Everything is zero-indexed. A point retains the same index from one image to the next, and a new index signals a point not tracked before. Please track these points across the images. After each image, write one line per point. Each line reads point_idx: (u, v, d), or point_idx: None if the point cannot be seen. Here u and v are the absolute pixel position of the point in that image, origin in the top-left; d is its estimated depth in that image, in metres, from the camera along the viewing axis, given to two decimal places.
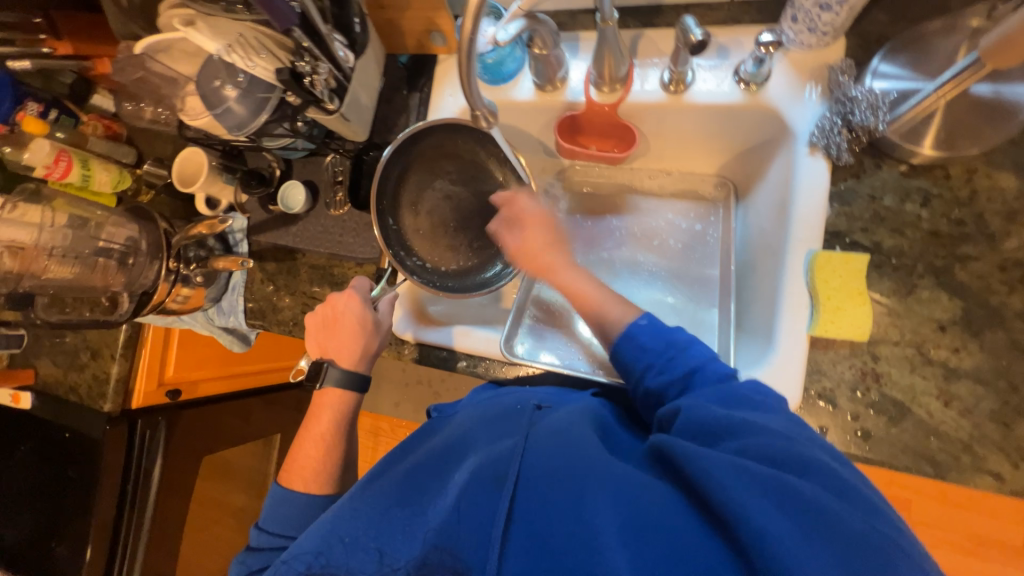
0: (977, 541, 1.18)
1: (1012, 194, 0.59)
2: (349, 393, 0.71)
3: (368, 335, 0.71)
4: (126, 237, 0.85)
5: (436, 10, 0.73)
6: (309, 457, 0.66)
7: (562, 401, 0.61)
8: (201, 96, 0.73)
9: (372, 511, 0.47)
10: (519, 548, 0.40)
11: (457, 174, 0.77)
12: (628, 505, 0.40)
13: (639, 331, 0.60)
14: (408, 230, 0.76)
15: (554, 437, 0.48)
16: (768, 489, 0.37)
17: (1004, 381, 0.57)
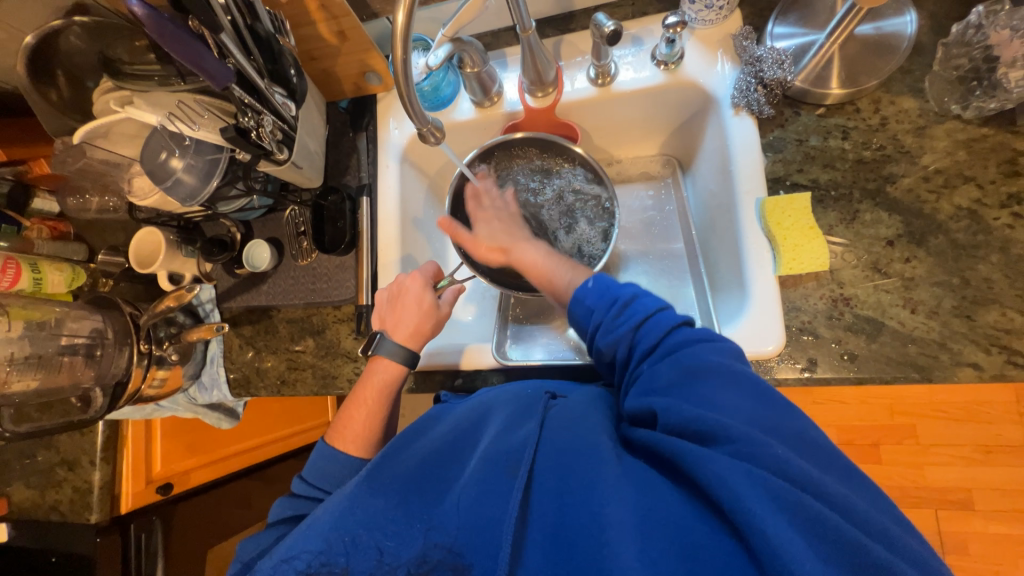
0: (984, 449, 1.22)
1: (916, 112, 0.65)
2: (399, 368, 0.68)
3: (434, 316, 0.71)
4: (91, 329, 0.82)
5: (368, 52, 0.76)
6: (356, 421, 0.65)
7: (578, 390, 0.60)
8: (149, 172, 0.73)
9: (378, 490, 0.46)
10: (538, 551, 0.40)
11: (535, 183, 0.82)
12: (641, 508, 0.40)
13: (586, 293, 0.58)
14: None
15: (565, 431, 0.49)
16: (784, 504, 0.36)
17: (957, 278, 0.61)
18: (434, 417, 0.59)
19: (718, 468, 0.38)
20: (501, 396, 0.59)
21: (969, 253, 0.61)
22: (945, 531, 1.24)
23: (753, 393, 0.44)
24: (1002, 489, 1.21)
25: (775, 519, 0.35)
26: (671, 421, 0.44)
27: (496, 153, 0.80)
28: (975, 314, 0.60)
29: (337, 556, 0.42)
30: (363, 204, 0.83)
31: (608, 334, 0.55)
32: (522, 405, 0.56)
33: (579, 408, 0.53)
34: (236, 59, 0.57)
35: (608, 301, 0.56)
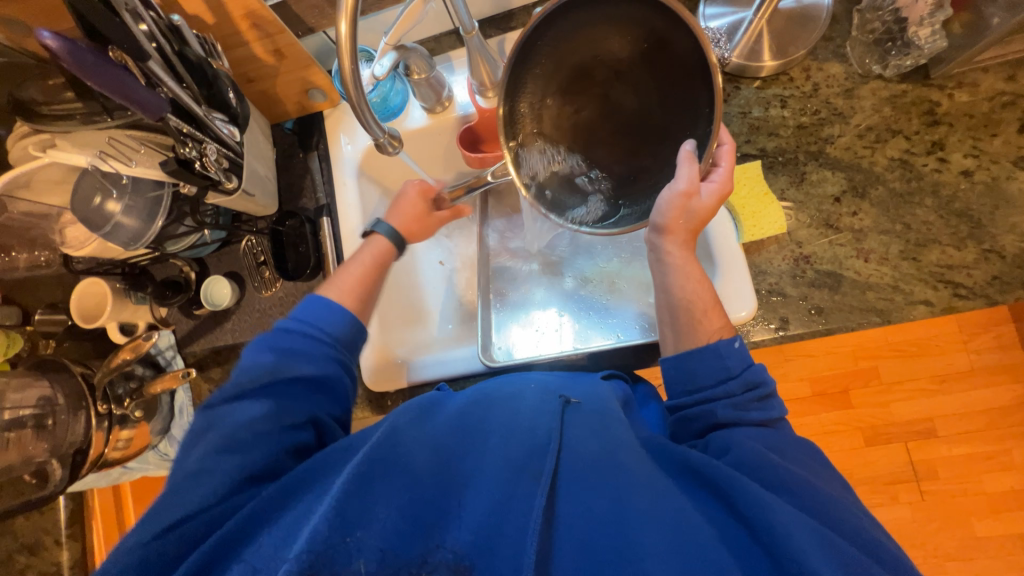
0: (940, 380, 1.30)
1: (843, 76, 0.69)
2: (393, 249, 0.73)
3: (425, 223, 0.77)
4: (37, 397, 0.74)
5: (307, 68, 0.74)
6: (351, 276, 0.68)
7: (583, 387, 0.62)
8: (82, 220, 0.69)
9: (385, 494, 0.45)
10: (565, 554, 0.43)
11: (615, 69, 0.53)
12: (676, 527, 0.43)
13: (728, 352, 0.56)
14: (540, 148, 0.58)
15: (589, 441, 0.51)
16: (838, 553, 0.41)
17: (900, 224, 0.65)
18: (432, 403, 0.57)
19: (773, 507, 0.43)
20: (507, 392, 0.61)
21: (908, 200, 0.66)
22: (916, 459, 1.36)
23: (808, 454, 0.52)
24: (961, 414, 1.31)
25: (817, 550, 0.41)
26: (745, 456, 0.49)
27: (564, 27, 0.52)
28: (920, 255, 0.64)
29: (338, 556, 0.40)
30: (324, 225, 0.81)
31: (730, 406, 0.54)
32: (535, 407, 0.57)
33: (595, 415, 0.56)
34: (168, 85, 0.54)
35: (752, 378, 0.55)
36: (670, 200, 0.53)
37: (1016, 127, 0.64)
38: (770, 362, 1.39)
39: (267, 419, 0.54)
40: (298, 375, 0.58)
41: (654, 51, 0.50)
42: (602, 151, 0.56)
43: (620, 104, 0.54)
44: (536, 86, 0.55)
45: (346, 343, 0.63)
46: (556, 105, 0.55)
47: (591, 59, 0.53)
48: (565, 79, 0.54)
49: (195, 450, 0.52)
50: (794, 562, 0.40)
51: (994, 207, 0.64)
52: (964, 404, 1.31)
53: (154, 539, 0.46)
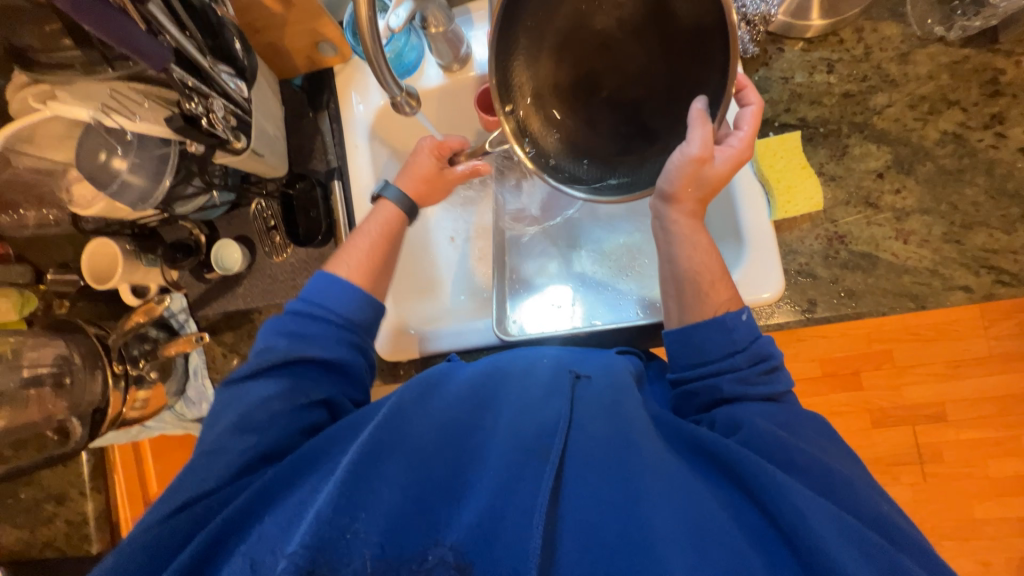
0: (955, 364, 1.27)
1: (900, 38, 0.63)
2: (403, 214, 0.69)
3: (436, 186, 0.73)
4: (54, 356, 0.75)
5: (318, 18, 0.69)
6: (361, 245, 0.66)
7: (596, 361, 0.61)
8: (87, 177, 0.66)
9: (389, 477, 0.45)
10: (571, 540, 0.43)
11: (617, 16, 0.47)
12: (687, 513, 0.43)
13: (736, 324, 0.54)
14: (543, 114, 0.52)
15: (597, 422, 0.50)
16: (856, 541, 0.40)
17: (946, 205, 0.61)
18: (439, 381, 0.57)
19: (789, 496, 0.42)
20: (516, 368, 0.60)
21: (957, 178, 0.61)
22: (922, 442, 1.35)
23: (827, 439, 0.51)
24: (974, 400, 1.30)
25: (838, 541, 0.39)
26: (758, 437, 0.48)
27: None
28: (964, 238, 0.61)
29: (341, 546, 0.41)
30: (335, 188, 0.78)
31: (735, 380, 0.53)
32: (545, 386, 0.56)
33: (608, 394, 0.54)
34: (169, 33, 0.50)
35: (757, 352, 0.54)
36: (681, 165, 0.50)
37: None
38: (783, 342, 1.37)
39: (281, 398, 0.54)
40: (313, 358, 0.57)
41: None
42: (608, 110, 0.51)
43: (627, 58, 0.48)
44: (530, 41, 0.49)
45: (361, 325, 0.62)
46: (553, 63, 0.50)
47: (588, 5, 0.47)
48: (563, 31, 0.48)
49: (216, 428, 0.54)
50: (818, 555, 0.39)
51: None
52: (979, 390, 1.29)
53: (170, 516, 0.47)
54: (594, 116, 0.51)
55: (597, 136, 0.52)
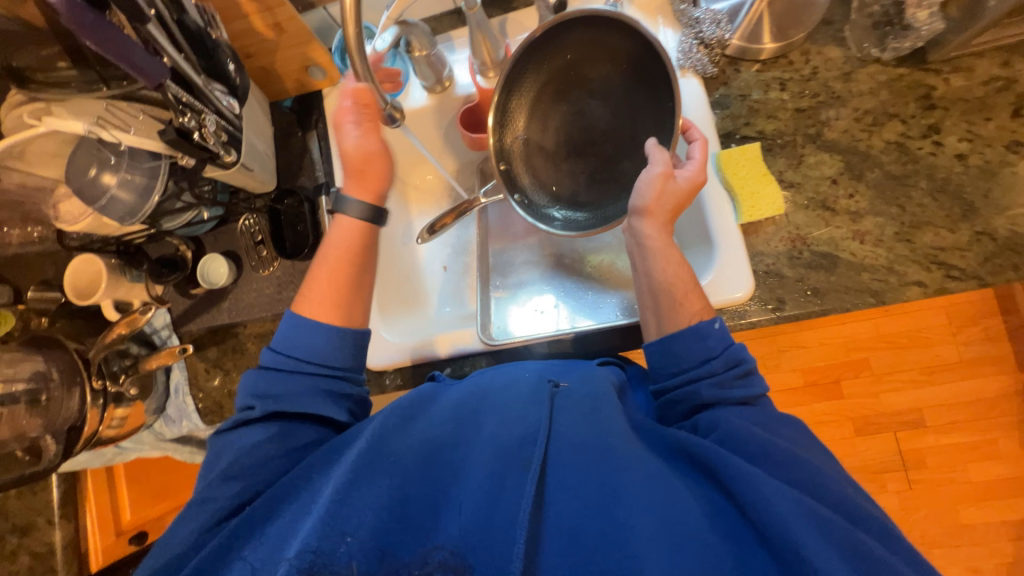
0: (929, 370, 1.35)
1: (841, 60, 0.70)
2: (367, 224, 0.69)
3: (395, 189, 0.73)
4: (31, 372, 0.73)
5: (307, 44, 0.73)
6: (319, 279, 0.66)
7: (576, 371, 0.63)
8: (76, 192, 0.69)
9: (374, 488, 0.46)
10: (556, 545, 0.43)
11: (598, 86, 0.65)
12: (667, 513, 0.43)
13: (710, 333, 0.57)
14: (532, 149, 0.68)
15: (575, 427, 0.52)
16: (829, 530, 0.41)
17: (895, 206, 0.66)
18: (427, 399, 0.59)
19: (761, 488, 0.43)
20: (499, 381, 0.61)
21: (903, 182, 0.66)
22: (904, 449, 1.36)
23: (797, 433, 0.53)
24: (948, 405, 1.34)
25: (809, 531, 0.40)
26: (731, 433, 0.50)
27: (559, 44, 0.63)
28: (914, 237, 0.65)
29: (332, 557, 0.40)
30: (322, 203, 0.80)
31: (713, 385, 0.54)
32: (525, 398, 0.57)
33: (586, 400, 0.56)
34: (169, 54, 0.53)
35: (733, 357, 0.56)
36: (649, 181, 0.59)
37: (1009, 111, 0.65)
38: (764, 351, 1.41)
39: (273, 441, 0.54)
40: (304, 409, 0.57)
41: (631, 67, 0.62)
42: (580, 153, 0.67)
43: (596, 118, 0.66)
44: (529, 92, 0.66)
45: (342, 366, 0.62)
46: (543, 114, 0.67)
47: (575, 75, 0.65)
48: (551, 97, 0.66)
49: (208, 475, 0.54)
50: (789, 545, 0.39)
51: (986, 190, 0.64)
52: (953, 394, 1.34)
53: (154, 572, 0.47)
54: (568, 160, 0.67)
55: (568, 178, 0.67)
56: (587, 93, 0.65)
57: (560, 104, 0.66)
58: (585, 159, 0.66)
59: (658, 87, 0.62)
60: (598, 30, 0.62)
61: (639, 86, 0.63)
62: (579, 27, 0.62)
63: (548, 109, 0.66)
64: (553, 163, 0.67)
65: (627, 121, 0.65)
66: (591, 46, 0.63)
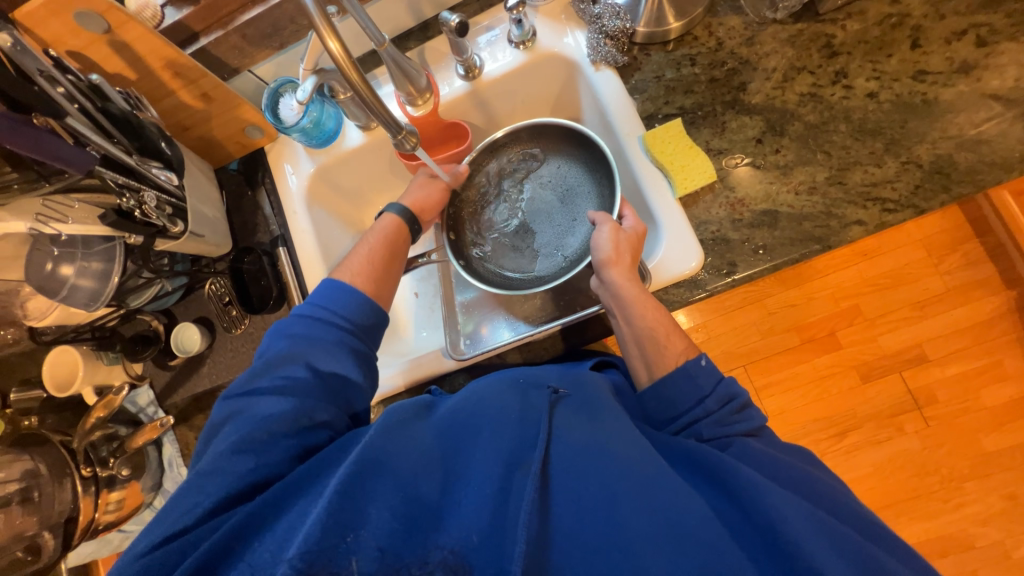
0: (919, 305, 1.35)
1: (742, 26, 0.73)
2: (406, 227, 0.73)
3: (432, 201, 0.77)
4: (21, 472, 0.73)
5: (238, 107, 0.76)
6: (365, 258, 0.68)
7: (571, 376, 0.60)
8: (37, 288, 0.70)
9: (379, 495, 0.45)
10: (564, 548, 0.45)
11: (546, 177, 0.82)
12: (671, 515, 0.45)
13: (700, 370, 0.57)
14: (489, 226, 0.83)
15: (580, 430, 0.51)
16: (834, 537, 0.44)
17: (822, 153, 0.68)
18: (426, 406, 0.56)
19: (772, 498, 0.45)
20: (498, 385, 0.56)
21: (824, 129, 0.69)
22: (914, 387, 1.34)
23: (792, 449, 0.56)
24: (947, 335, 1.34)
25: (816, 540, 0.43)
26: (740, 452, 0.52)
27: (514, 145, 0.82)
28: (845, 179, 0.67)
29: (336, 557, 0.42)
30: (281, 255, 0.82)
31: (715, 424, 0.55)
32: (521, 396, 0.55)
33: (585, 406, 0.55)
34: (96, 143, 0.56)
35: (726, 393, 0.57)
36: (605, 235, 0.66)
37: (908, 44, 0.68)
38: (754, 317, 1.41)
39: (289, 417, 0.53)
40: (324, 368, 0.57)
41: (570, 163, 0.80)
42: (529, 229, 0.82)
43: (545, 202, 0.82)
44: (488, 182, 0.84)
45: (364, 328, 0.62)
46: (499, 200, 0.83)
47: (525, 171, 0.83)
48: (507, 189, 0.83)
49: (217, 447, 0.52)
50: (794, 551, 0.43)
51: (904, 121, 0.66)
52: (949, 324, 1.34)
53: (154, 549, 0.46)
54: (520, 237, 0.82)
55: (519, 249, 0.82)
56: (537, 183, 0.82)
57: (515, 193, 0.83)
58: (533, 235, 0.82)
59: (594, 175, 0.78)
60: (545, 136, 0.80)
61: (579, 175, 0.79)
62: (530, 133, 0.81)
63: (504, 196, 0.83)
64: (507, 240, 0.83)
65: (569, 205, 0.80)
66: (534, 154, 0.82)
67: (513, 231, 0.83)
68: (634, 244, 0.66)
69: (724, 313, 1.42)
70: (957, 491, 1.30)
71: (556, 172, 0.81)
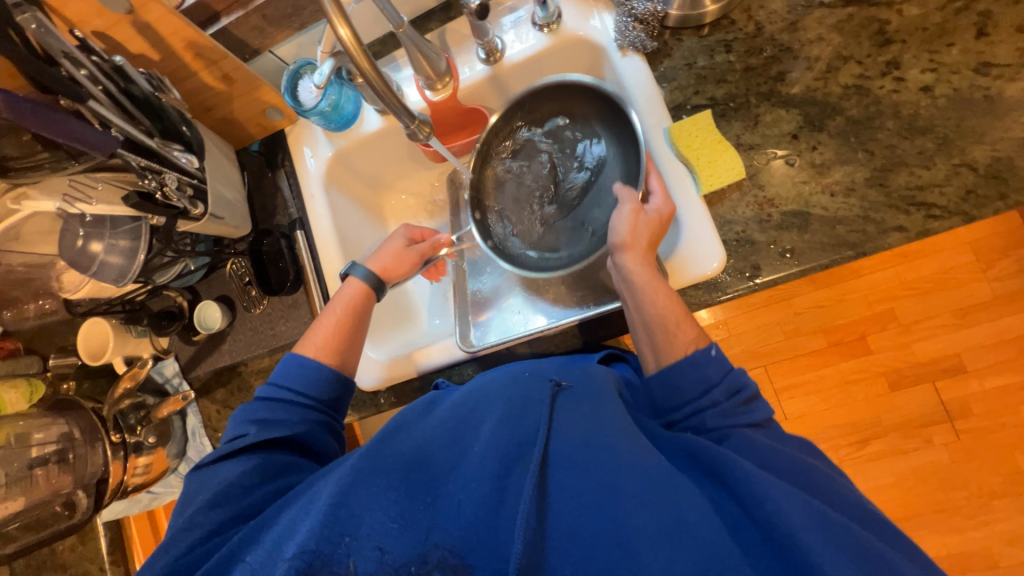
0: (961, 312, 1.27)
1: (785, 10, 0.68)
2: (371, 292, 0.72)
3: (401, 263, 0.76)
4: (58, 434, 0.79)
5: (258, 89, 0.76)
6: (324, 331, 0.68)
7: (574, 370, 0.60)
8: (70, 263, 0.73)
9: (379, 488, 0.46)
10: (561, 547, 0.43)
11: (572, 143, 0.76)
12: (671, 515, 0.43)
13: (709, 360, 0.55)
14: (512, 194, 0.79)
15: (578, 426, 0.50)
16: (843, 537, 0.41)
17: (863, 151, 0.63)
18: (431, 403, 0.59)
19: (775, 496, 0.43)
20: (499, 381, 0.58)
21: (868, 125, 0.63)
22: (946, 398, 1.28)
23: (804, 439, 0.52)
24: (990, 346, 1.26)
25: (824, 541, 0.40)
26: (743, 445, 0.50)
27: (538, 106, 0.76)
28: (887, 180, 0.62)
29: (334, 555, 0.42)
30: (298, 238, 0.83)
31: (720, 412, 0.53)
32: (523, 393, 0.55)
33: (588, 400, 0.54)
34: (117, 125, 0.57)
35: (734, 383, 0.55)
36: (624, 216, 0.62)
37: (973, 32, 0.61)
38: (780, 317, 1.35)
39: (255, 473, 0.56)
40: (280, 438, 0.59)
41: (598, 127, 0.73)
42: (553, 197, 0.77)
43: (570, 170, 0.76)
44: (511, 148, 0.79)
45: (328, 402, 0.65)
46: (522, 166, 0.78)
47: (550, 134, 0.77)
48: (530, 155, 0.78)
49: (188, 509, 0.54)
50: (798, 551, 0.40)
51: (958, 119, 0.61)
52: (993, 334, 1.26)
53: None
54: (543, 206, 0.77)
55: (542, 220, 0.77)
56: (562, 148, 0.76)
57: (539, 159, 0.78)
58: (556, 204, 0.76)
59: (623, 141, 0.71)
60: (572, 96, 0.74)
61: (608, 140, 0.72)
62: (555, 92, 0.74)
63: (528, 162, 0.78)
64: (528, 210, 0.78)
65: (597, 172, 0.74)
66: (559, 117, 0.76)
67: (536, 199, 0.78)
68: (655, 227, 0.62)
69: (749, 311, 1.37)
70: (984, 508, 1.24)
71: (583, 135, 0.75)
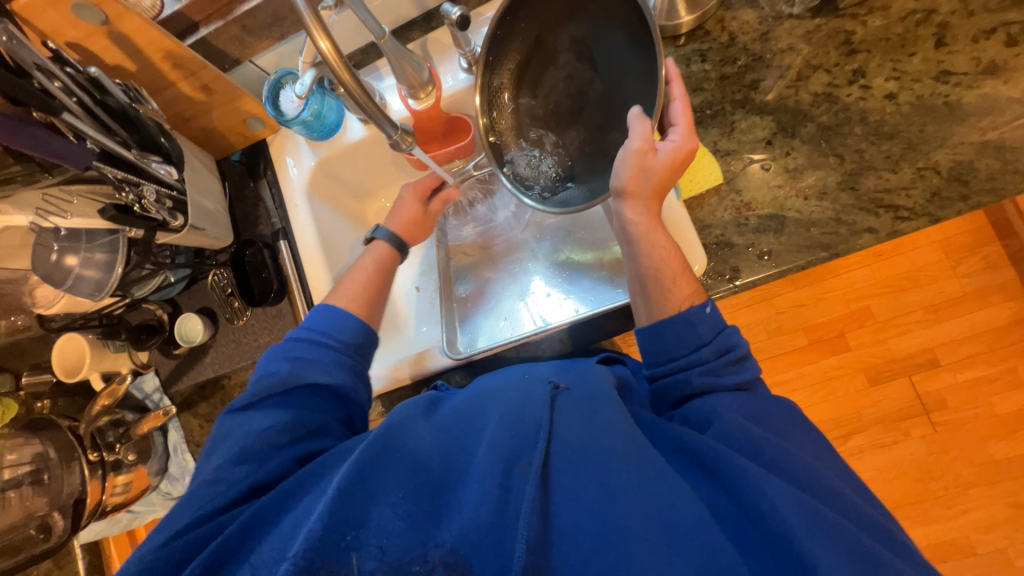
0: (933, 308, 1.31)
1: (756, 21, 0.70)
2: (396, 254, 0.76)
3: (422, 227, 0.80)
4: (32, 455, 0.77)
5: (238, 99, 0.76)
6: (355, 285, 0.70)
7: (572, 372, 0.60)
8: (44, 278, 0.71)
9: (380, 490, 0.46)
10: (562, 547, 0.43)
11: (586, 46, 0.60)
12: (668, 516, 0.42)
13: (703, 319, 0.56)
14: (522, 113, 0.65)
15: (578, 428, 0.50)
16: (835, 531, 0.41)
17: (834, 156, 0.66)
18: (430, 404, 0.58)
19: (766, 489, 0.43)
20: (500, 386, 0.57)
21: (838, 131, 0.66)
22: (922, 392, 1.32)
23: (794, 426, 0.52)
24: (961, 340, 1.30)
25: (814, 537, 0.40)
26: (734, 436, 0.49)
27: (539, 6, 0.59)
28: (859, 182, 0.65)
29: (334, 554, 0.41)
30: (282, 249, 0.82)
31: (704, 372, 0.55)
32: (522, 396, 0.54)
33: (586, 401, 0.54)
34: (92, 137, 0.56)
35: (724, 343, 0.56)
36: (626, 156, 0.56)
37: (933, 42, 0.64)
38: (762, 316, 1.38)
39: (279, 427, 0.55)
40: (312, 380, 0.59)
41: (616, 27, 0.57)
42: (569, 118, 0.63)
43: (586, 83, 0.61)
44: (513, 60, 0.63)
45: (357, 349, 0.64)
46: (529, 80, 0.63)
47: (560, 36, 0.60)
48: (536, 67, 0.62)
49: (213, 458, 0.54)
50: (786, 543, 0.40)
51: (922, 124, 0.63)
52: (964, 328, 1.30)
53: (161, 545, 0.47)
54: (558, 129, 0.64)
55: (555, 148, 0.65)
56: (574, 53, 0.60)
57: (548, 70, 0.62)
58: (570, 129, 0.63)
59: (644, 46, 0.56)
60: None
61: (630, 44, 0.56)
62: None
63: (536, 74, 0.63)
64: (540, 135, 0.65)
65: (616, 88, 0.59)
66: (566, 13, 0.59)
67: (546, 125, 0.64)
68: (663, 172, 0.58)
69: (732, 311, 1.40)
70: (962, 497, 1.28)
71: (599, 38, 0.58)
